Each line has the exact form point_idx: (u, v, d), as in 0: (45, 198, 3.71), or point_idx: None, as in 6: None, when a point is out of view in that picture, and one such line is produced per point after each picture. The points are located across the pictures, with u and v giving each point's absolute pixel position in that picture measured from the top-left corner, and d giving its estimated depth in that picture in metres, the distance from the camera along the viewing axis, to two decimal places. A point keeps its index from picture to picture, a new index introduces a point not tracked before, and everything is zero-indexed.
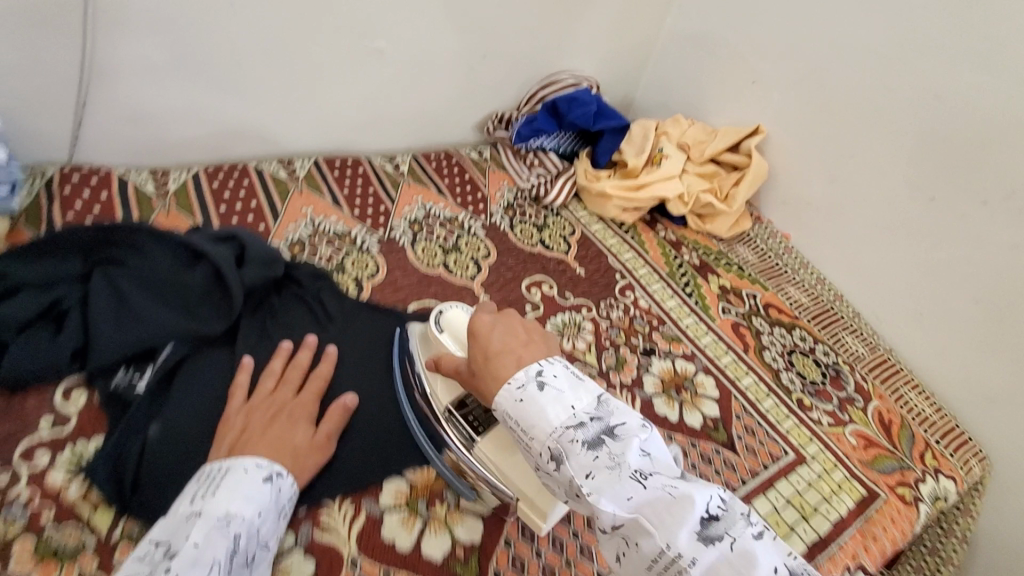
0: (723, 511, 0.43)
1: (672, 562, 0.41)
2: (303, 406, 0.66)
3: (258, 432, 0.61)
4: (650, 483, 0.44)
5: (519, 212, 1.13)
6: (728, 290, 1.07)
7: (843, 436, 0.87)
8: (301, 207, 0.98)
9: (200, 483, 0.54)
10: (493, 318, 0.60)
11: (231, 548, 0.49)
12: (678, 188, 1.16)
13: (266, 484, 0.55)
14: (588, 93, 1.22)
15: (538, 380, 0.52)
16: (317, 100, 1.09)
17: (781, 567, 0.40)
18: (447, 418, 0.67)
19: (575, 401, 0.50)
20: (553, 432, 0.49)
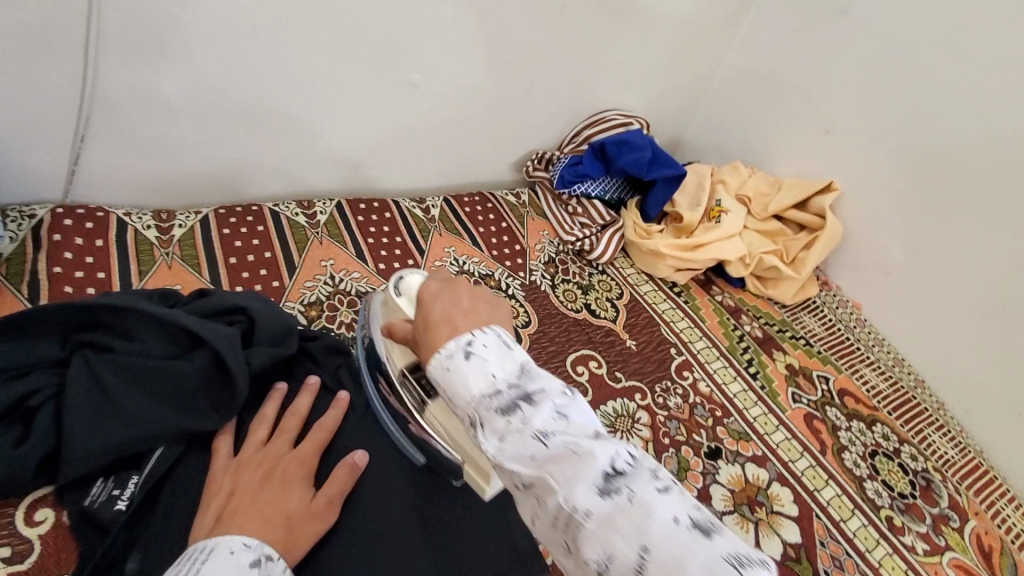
0: (631, 466, 0.37)
1: (568, 520, 0.36)
2: (298, 458, 0.57)
3: (248, 496, 0.52)
4: (553, 438, 0.39)
5: (562, 269, 1.00)
6: (796, 371, 0.94)
7: (941, 568, 0.74)
8: (320, 260, 0.86)
9: (178, 568, 0.43)
10: (441, 285, 0.55)
11: None
12: (739, 248, 1.04)
13: (254, 569, 0.45)
14: (641, 136, 1.10)
15: (465, 347, 0.46)
16: (343, 135, 0.98)
17: (686, 520, 0.34)
18: (400, 382, 0.64)
19: (496, 367, 0.44)
20: (470, 398, 0.43)
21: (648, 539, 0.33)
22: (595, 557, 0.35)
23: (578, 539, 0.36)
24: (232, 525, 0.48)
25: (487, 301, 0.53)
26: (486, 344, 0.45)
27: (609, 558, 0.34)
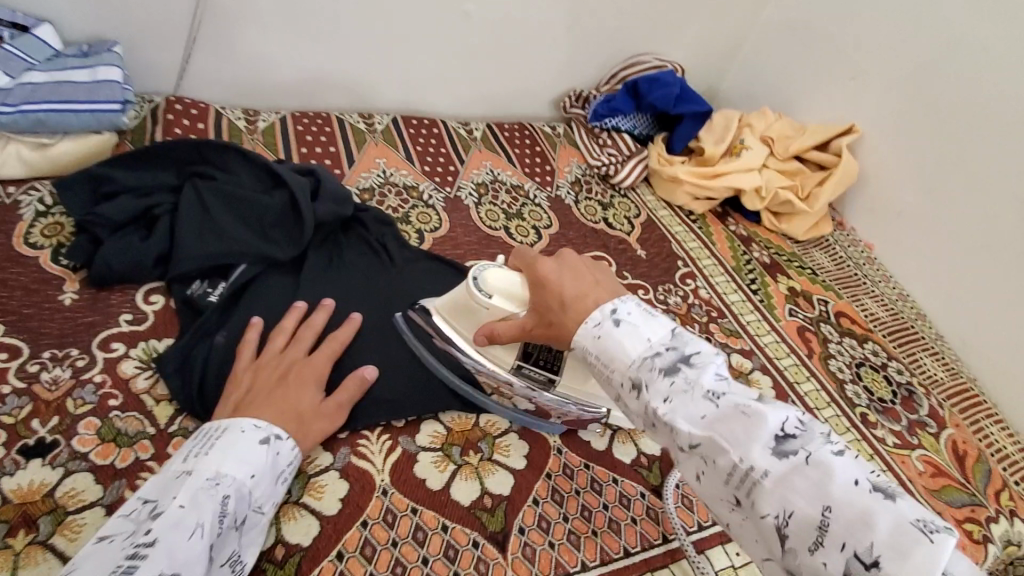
0: (800, 430, 0.43)
1: (747, 476, 0.43)
2: (314, 368, 0.62)
3: (263, 394, 0.58)
4: (724, 402, 0.46)
5: (586, 189, 1.12)
6: (797, 293, 1.01)
7: (909, 459, 0.80)
8: (375, 158, 1.01)
9: (197, 439, 0.52)
10: (558, 266, 0.59)
11: (220, 510, 0.46)
12: (756, 181, 1.11)
13: (261, 447, 0.52)
14: (671, 75, 1.19)
15: (611, 317, 0.53)
16: (404, 58, 1.11)
17: (862, 481, 0.40)
18: (519, 375, 0.65)
19: (649, 335, 0.51)
20: (629, 363, 0.50)
21: (828, 497, 0.39)
22: (773, 509, 0.41)
23: (756, 492, 0.42)
24: (257, 411, 0.55)
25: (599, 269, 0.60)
26: (630, 313, 0.52)
27: (787, 511, 0.41)
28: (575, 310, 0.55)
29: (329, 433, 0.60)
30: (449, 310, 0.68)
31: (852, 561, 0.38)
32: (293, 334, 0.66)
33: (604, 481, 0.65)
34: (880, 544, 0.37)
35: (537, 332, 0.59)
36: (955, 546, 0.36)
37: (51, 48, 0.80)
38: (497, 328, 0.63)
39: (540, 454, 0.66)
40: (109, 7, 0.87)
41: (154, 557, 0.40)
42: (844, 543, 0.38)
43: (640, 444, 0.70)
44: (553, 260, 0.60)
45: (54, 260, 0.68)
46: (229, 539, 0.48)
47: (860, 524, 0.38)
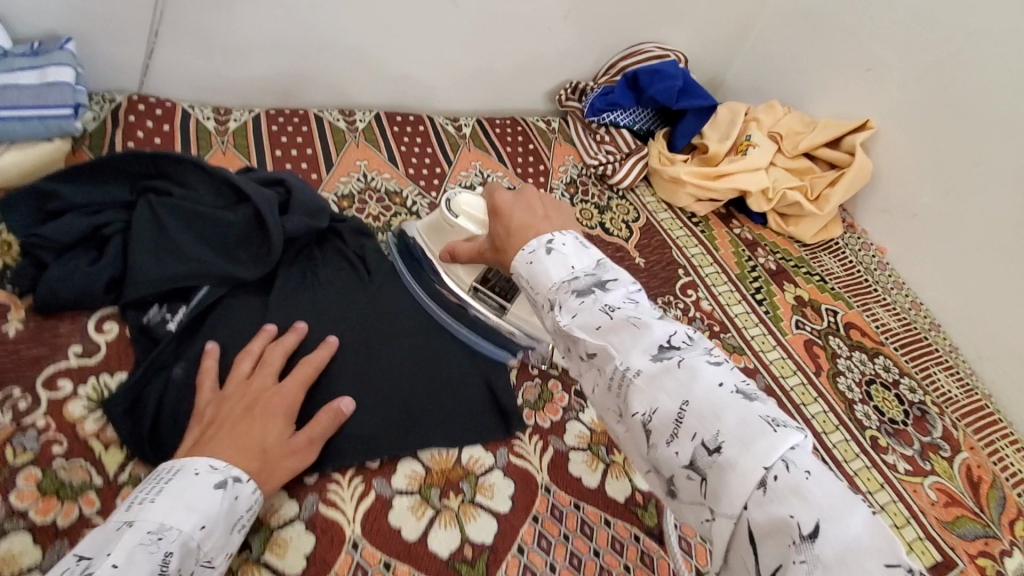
0: (686, 343, 0.40)
1: (624, 379, 0.40)
2: (282, 397, 0.56)
3: (226, 428, 0.52)
4: (619, 314, 0.42)
5: (581, 190, 1.05)
6: (805, 302, 0.96)
7: (921, 487, 0.75)
8: (355, 160, 0.94)
9: (146, 484, 0.46)
10: (513, 198, 0.59)
11: (160, 569, 0.40)
12: (762, 181, 1.04)
13: (217, 492, 0.46)
14: (674, 67, 1.12)
15: (546, 245, 0.49)
16: (388, 50, 1.04)
17: (726, 382, 0.38)
18: (474, 296, 0.73)
19: (576, 263, 0.48)
20: (550, 286, 0.47)
21: (689, 393, 0.37)
22: (640, 407, 0.39)
23: (629, 394, 0.39)
24: (213, 452, 0.50)
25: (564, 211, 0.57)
26: (565, 243, 0.49)
27: (652, 408, 0.38)
28: (517, 237, 0.55)
29: (298, 470, 0.55)
30: (430, 229, 0.77)
31: (698, 450, 0.36)
32: (260, 358, 0.60)
33: (595, 524, 0.61)
34: (727, 432, 0.35)
35: (488, 256, 0.63)
36: (799, 442, 0.34)
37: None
38: (458, 247, 0.69)
39: (526, 494, 0.61)
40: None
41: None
42: (694, 433, 0.36)
43: (634, 478, 0.65)
44: (511, 192, 0.59)
45: None
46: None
47: (711, 415, 0.36)
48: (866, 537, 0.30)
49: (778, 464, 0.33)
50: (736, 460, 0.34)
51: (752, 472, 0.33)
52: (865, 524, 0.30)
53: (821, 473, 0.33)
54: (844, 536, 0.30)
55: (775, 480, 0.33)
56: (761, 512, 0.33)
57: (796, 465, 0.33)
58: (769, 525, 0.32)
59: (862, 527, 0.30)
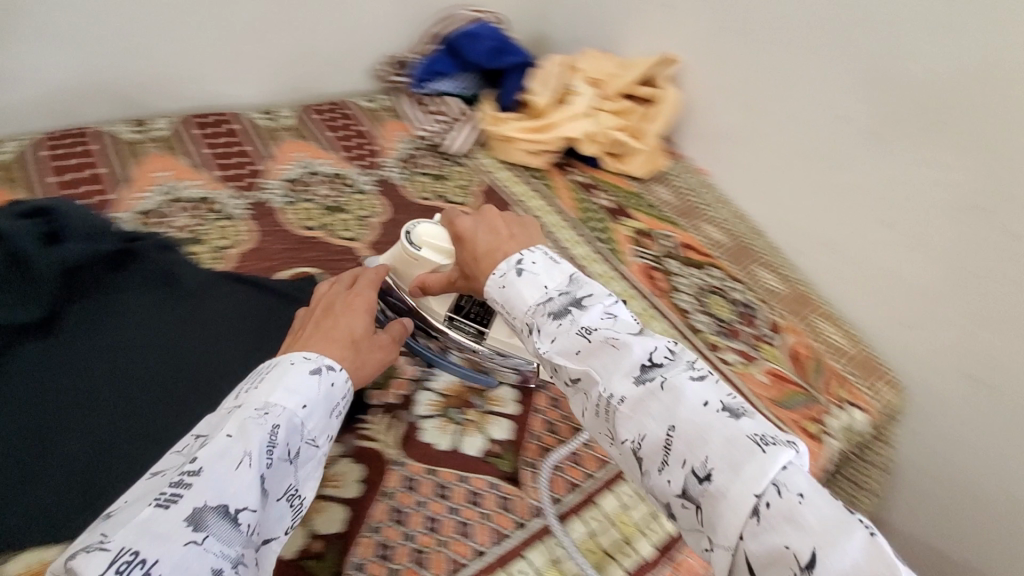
0: (667, 359, 0.45)
1: (610, 405, 0.45)
2: (359, 300, 0.63)
3: (313, 330, 0.58)
4: (596, 336, 0.47)
5: (416, 163, 1.04)
6: (642, 233, 1.01)
7: (752, 373, 0.84)
8: (154, 172, 0.86)
9: (252, 376, 0.51)
10: (473, 220, 0.61)
11: (269, 441, 0.45)
12: (587, 127, 1.08)
13: (313, 378, 0.51)
14: (487, 28, 1.13)
15: (517, 266, 0.54)
16: (176, 48, 0.97)
17: (712, 402, 0.42)
18: (448, 324, 0.72)
19: (548, 281, 0.52)
20: (526, 309, 0.51)
21: (674, 418, 0.42)
22: (629, 434, 0.43)
23: (616, 420, 0.44)
24: (314, 343, 0.56)
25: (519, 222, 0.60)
26: (534, 262, 0.54)
27: (641, 435, 0.43)
28: (488, 261, 0.57)
29: (382, 363, 0.61)
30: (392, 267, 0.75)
31: (689, 478, 0.40)
32: (337, 281, 0.67)
33: (451, 483, 0.61)
34: (714, 458, 0.39)
35: (459, 283, 0.64)
36: (788, 460, 0.38)
37: None
38: (426, 278, 0.68)
39: (377, 474, 0.61)
40: None
41: (197, 488, 0.41)
42: (684, 460, 0.40)
43: (489, 431, 0.67)
44: (472, 216, 0.62)
45: None
46: (284, 473, 0.47)
47: (697, 440, 0.40)
48: (865, 564, 0.33)
49: (771, 489, 0.37)
50: (726, 489, 0.38)
51: (743, 500, 0.37)
52: (862, 547, 0.34)
53: (815, 495, 0.36)
54: (845, 562, 0.34)
55: (767, 507, 0.37)
56: (757, 541, 0.37)
57: (788, 489, 0.37)
58: (765, 552, 0.36)
59: (860, 552, 0.34)
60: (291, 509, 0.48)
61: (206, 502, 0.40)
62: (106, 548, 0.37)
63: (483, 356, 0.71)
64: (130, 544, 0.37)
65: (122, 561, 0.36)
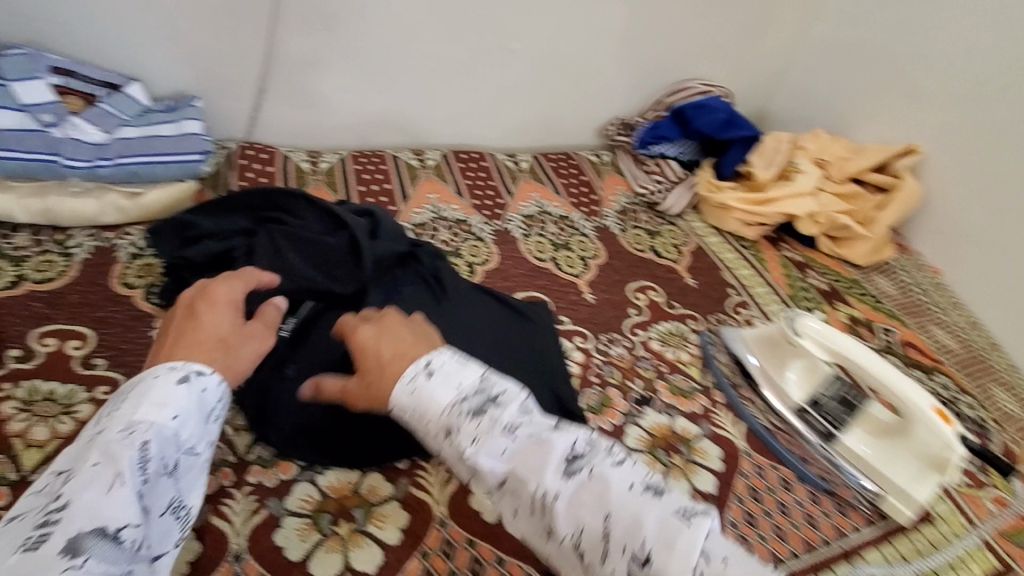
0: (588, 448, 0.48)
1: (545, 503, 0.45)
2: (224, 293, 0.61)
3: (174, 342, 0.55)
4: (522, 435, 0.48)
5: (633, 218, 1.12)
6: (858, 322, 0.99)
7: (980, 500, 0.75)
8: (427, 193, 1.05)
9: (114, 400, 0.50)
10: (376, 330, 0.58)
11: (141, 458, 0.45)
12: (809, 207, 1.08)
13: (177, 388, 0.50)
14: (718, 101, 1.18)
15: (426, 368, 0.52)
16: (456, 95, 1.16)
17: (636, 483, 0.46)
18: (801, 416, 0.79)
19: (461, 380, 0.52)
20: (440, 411, 0.50)
21: (607, 503, 0.44)
22: (568, 528, 0.45)
23: (553, 517, 0.45)
24: (177, 352, 0.54)
25: (421, 330, 0.58)
26: (444, 363, 0.52)
27: (579, 526, 0.45)
28: (392, 369, 0.54)
29: (260, 354, 0.60)
30: (758, 344, 0.82)
31: (631, 563, 0.43)
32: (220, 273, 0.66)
33: None
34: (652, 540, 0.43)
35: (352, 396, 0.57)
36: (710, 526, 0.44)
37: (140, 103, 0.91)
38: (323, 379, 0.61)
39: None
40: (192, 65, 0.98)
41: (67, 519, 0.41)
42: (625, 546, 0.43)
43: (693, 480, 0.70)
44: (372, 324, 0.59)
45: (146, 299, 0.76)
46: (166, 485, 0.48)
47: (633, 526, 0.43)
48: None
49: (703, 561, 0.42)
50: (667, 565, 0.41)
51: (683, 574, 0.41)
52: None
53: (731, 558, 0.42)
54: None
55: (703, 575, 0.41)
56: None
57: (714, 556, 0.42)
58: None
59: None
60: (177, 522, 0.49)
61: (80, 530, 0.41)
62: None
63: (828, 458, 0.76)
64: None
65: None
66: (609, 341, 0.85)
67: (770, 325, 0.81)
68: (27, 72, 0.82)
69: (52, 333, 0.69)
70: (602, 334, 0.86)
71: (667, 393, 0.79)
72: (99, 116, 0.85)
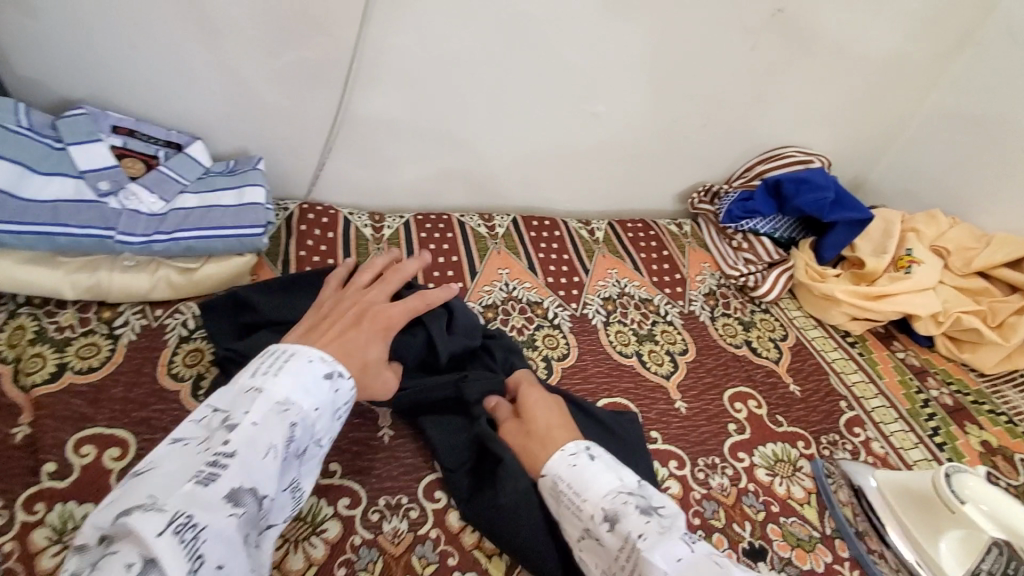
0: None
1: None
2: (389, 314, 0.66)
3: (336, 336, 0.61)
4: (693, 546, 0.49)
5: (722, 303, 1.00)
6: (994, 450, 0.83)
7: None
8: (498, 268, 0.95)
9: (265, 358, 0.55)
10: (542, 396, 0.66)
11: (288, 436, 0.50)
12: (932, 304, 0.95)
13: (325, 383, 0.55)
14: (823, 176, 1.05)
15: (589, 453, 0.58)
16: (531, 156, 1.07)
17: None
18: None
19: (621, 476, 0.56)
20: (600, 495, 0.54)
21: None
22: None
23: None
24: (333, 350, 0.59)
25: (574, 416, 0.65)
26: (606, 457, 0.58)
27: None
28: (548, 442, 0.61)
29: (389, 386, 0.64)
30: (901, 494, 0.69)
31: None
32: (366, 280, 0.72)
33: None
34: None
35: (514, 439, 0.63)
36: None
37: (200, 164, 0.84)
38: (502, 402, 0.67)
39: None
40: (255, 122, 0.90)
41: (233, 469, 0.46)
42: None
43: None
44: (540, 391, 0.67)
45: (193, 396, 0.67)
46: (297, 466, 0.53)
47: None
48: None
49: None
50: None
51: None
52: None
53: None
54: None
55: None
56: None
57: None
58: None
59: None
60: (293, 500, 0.53)
61: (241, 483, 0.45)
62: (163, 510, 0.42)
63: None
64: (184, 508, 0.42)
65: (178, 522, 0.41)
66: (709, 468, 0.73)
67: (921, 475, 0.68)
68: (87, 133, 0.77)
69: (90, 440, 0.61)
70: (699, 457, 0.74)
71: (781, 544, 0.67)
72: (158, 180, 0.78)
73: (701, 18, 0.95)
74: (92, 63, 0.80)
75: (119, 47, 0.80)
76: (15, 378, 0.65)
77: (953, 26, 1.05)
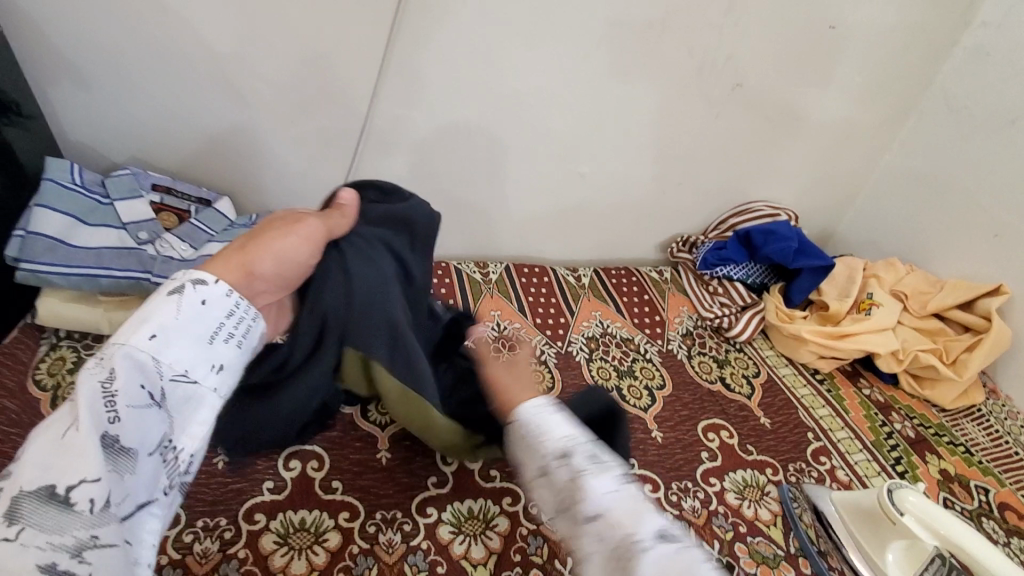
0: (677, 533, 0.48)
1: (631, 558, 0.46)
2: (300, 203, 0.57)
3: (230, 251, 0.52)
4: (626, 489, 0.49)
5: (699, 342, 1.08)
6: (951, 477, 0.88)
7: None
8: (490, 310, 1.04)
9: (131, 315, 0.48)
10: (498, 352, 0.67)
11: (107, 393, 0.42)
12: (892, 343, 1.03)
13: (157, 310, 0.46)
14: (788, 227, 1.14)
15: (555, 401, 0.56)
16: (523, 210, 1.18)
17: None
18: None
19: (576, 423, 0.54)
20: (553, 437, 0.52)
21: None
22: None
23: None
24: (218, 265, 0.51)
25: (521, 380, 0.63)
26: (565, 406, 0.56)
27: None
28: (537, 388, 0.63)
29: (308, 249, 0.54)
30: (854, 512, 0.75)
31: None
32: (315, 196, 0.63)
33: None
34: None
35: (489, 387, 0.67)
36: None
37: (226, 217, 0.95)
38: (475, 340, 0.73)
39: None
40: (276, 180, 1.02)
41: (16, 477, 0.40)
42: None
43: None
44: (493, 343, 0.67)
45: None
46: (156, 421, 0.45)
47: None
48: None
49: None
50: None
51: None
52: None
53: None
54: None
55: None
56: None
57: None
58: None
59: None
60: (169, 454, 0.46)
61: (27, 486, 0.39)
62: None
63: None
64: None
65: None
66: (682, 491, 0.79)
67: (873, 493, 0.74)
68: (131, 190, 0.88)
69: None
70: (672, 482, 0.80)
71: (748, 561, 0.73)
72: (190, 232, 0.89)
73: (672, 91, 1.08)
74: (139, 131, 0.93)
75: (159, 117, 0.92)
76: (53, 403, 0.73)
77: (898, 97, 1.18)
